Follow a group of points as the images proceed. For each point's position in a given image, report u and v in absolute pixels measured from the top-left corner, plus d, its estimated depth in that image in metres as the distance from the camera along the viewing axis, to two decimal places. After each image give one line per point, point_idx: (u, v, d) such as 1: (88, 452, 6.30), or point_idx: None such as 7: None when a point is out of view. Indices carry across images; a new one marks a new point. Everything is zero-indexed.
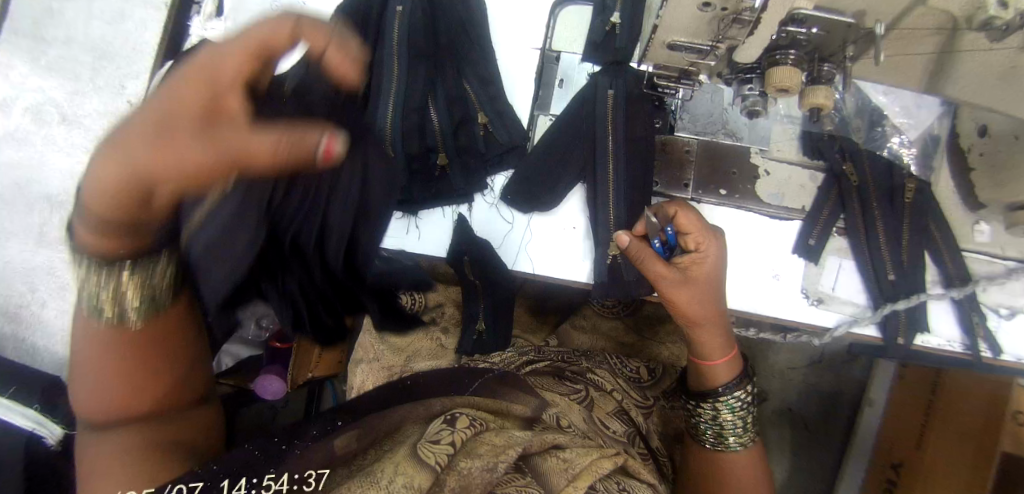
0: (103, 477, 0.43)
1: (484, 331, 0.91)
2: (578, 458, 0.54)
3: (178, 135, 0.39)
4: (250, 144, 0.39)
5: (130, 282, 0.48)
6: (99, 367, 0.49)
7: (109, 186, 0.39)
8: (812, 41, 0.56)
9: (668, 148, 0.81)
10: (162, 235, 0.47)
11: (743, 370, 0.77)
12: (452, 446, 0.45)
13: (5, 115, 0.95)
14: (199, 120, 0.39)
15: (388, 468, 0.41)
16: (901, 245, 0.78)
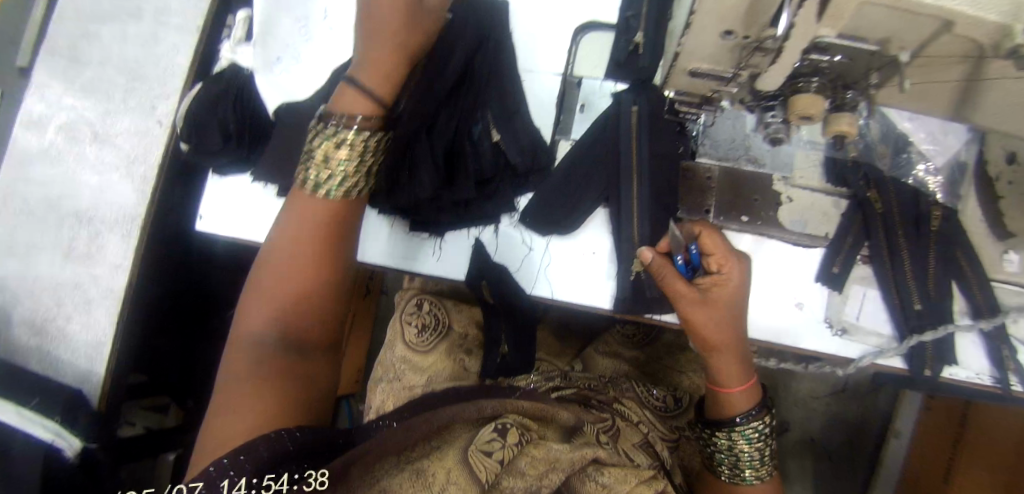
0: (242, 396, 0.53)
1: (507, 354, 0.88)
2: (617, 484, 0.60)
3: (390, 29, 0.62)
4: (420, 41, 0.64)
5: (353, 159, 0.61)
6: (293, 259, 0.59)
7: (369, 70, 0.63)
8: (833, 69, 0.55)
9: (688, 175, 0.81)
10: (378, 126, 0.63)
11: (761, 401, 0.75)
12: (500, 463, 0.54)
13: (40, 134, 0.98)
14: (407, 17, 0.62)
15: (440, 473, 0.51)
16: (927, 274, 0.77)
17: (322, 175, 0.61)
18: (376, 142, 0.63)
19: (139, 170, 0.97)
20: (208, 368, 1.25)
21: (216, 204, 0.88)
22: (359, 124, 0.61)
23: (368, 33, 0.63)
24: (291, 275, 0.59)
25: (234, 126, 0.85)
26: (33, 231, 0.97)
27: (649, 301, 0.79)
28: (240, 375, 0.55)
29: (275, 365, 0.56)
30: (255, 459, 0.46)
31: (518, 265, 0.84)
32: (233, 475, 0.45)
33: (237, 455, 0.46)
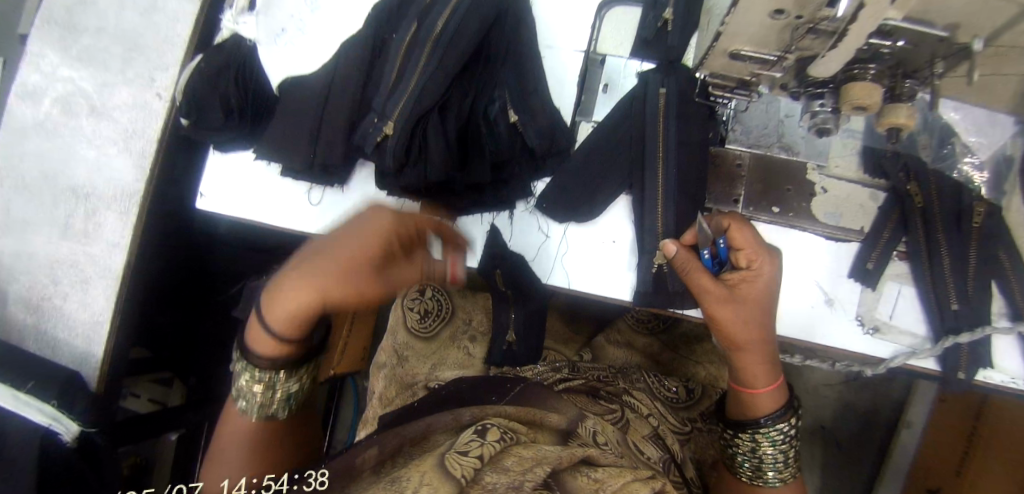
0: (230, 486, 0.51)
1: (515, 342, 0.87)
2: (611, 479, 0.50)
3: (348, 270, 0.52)
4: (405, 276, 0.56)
5: (282, 385, 0.57)
6: (236, 449, 0.55)
7: (298, 306, 0.51)
8: (894, 55, 0.51)
9: (718, 161, 0.76)
10: (309, 347, 0.57)
11: (787, 403, 0.72)
12: (479, 459, 0.47)
13: (34, 105, 0.93)
14: (376, 260, 0.53)
15: (413, 477, 0.45)
16: (967, 271, 0.72)
17: (254, 398, 0.56)
18: (301, 380, 0.58)
19: (137, 145, 0.92)
20: (208, 347, 1.24)
21: (218, 182, 0.85)
22: (273, 367, 0.55)
23: (299, 319, 0.52)
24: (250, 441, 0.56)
25: (235, 101, 0.78)
26: (29, 207, 0.93)
27: (671, 296, 0.75)
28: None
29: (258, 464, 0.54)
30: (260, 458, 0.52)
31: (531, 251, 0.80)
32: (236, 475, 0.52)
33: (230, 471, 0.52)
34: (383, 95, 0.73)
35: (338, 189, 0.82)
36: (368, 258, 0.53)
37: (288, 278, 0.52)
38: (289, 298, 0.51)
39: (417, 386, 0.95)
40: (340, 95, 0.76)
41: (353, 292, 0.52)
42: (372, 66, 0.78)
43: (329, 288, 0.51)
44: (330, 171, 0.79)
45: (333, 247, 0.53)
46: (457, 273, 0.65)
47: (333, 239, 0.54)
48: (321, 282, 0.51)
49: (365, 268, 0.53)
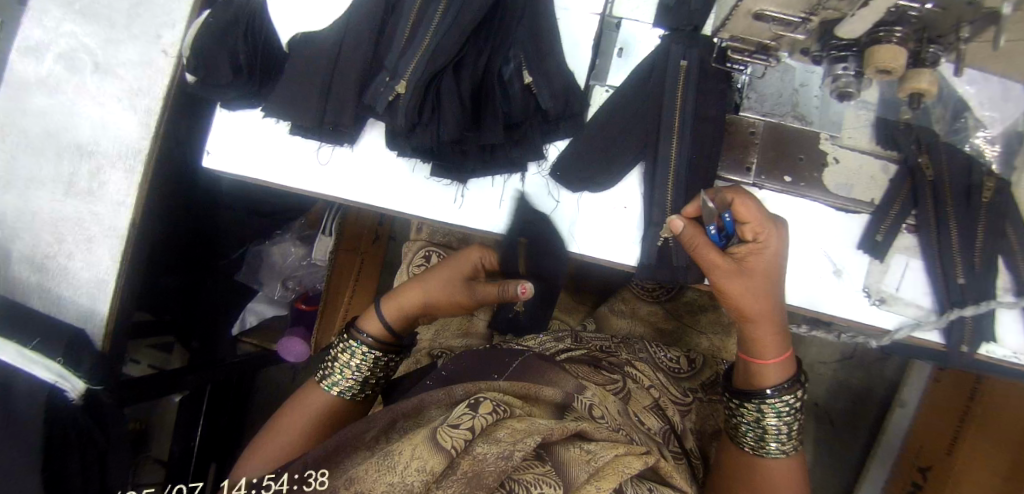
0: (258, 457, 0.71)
1: (521, 312, 0.91)
2: (603, 450, 0.60)
3: (444, 284, 0.80)
4: (479, 294, 0.79)
5: (359, 362, 0.78)
6: (286, 422, 0.75)
7: (390, 311, 0.79)
8: (922, 18, 0.51)
9: (731, 129, 0.76)
10: (403, 340, 0.80)
11: (795, 373, 0.74)
12: (470, 432, 0.54)
13: (36, 61, 0.91)
14: (461, 280, 0.80)
15: (406, 452, 0.52)
16: (974, 245, 0.72)
17: (338, 372, 0.78)
18: (375, 358, 0.78)
19: (142, 102, 0.90)
20: (212, 311, 1.34)
21: (225, 139, 0.84)
22: (367, 340, 0.77)
23: (393, 315, 0.79)
24: (287, 421, 0.75)
25: (245, 58, 0.77)
26: (32, 164, 0.92)
27: (677, 267, 0.76)
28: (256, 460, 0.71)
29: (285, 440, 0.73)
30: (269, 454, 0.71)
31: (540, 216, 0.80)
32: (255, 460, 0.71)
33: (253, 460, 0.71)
34: (396, 54, 0.72)
35: (348, 149, 0.82)
36: (457, 282, 0.80)
37: (390, 298, 0.81)
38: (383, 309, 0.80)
39: (421, 353, 0.95)
40: (352, 53, 0.75)
41: (444, 301, 0.80)
42: (384, 23, 0.76)
43: (418, 301, 0.80)
44: (340, 130, 0.79)
45: (445, 267, 0.82)
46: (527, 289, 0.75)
47: (432, 269, 0.83)
48: (406, 300, 0.80)
49: (453, 280, 0.80)
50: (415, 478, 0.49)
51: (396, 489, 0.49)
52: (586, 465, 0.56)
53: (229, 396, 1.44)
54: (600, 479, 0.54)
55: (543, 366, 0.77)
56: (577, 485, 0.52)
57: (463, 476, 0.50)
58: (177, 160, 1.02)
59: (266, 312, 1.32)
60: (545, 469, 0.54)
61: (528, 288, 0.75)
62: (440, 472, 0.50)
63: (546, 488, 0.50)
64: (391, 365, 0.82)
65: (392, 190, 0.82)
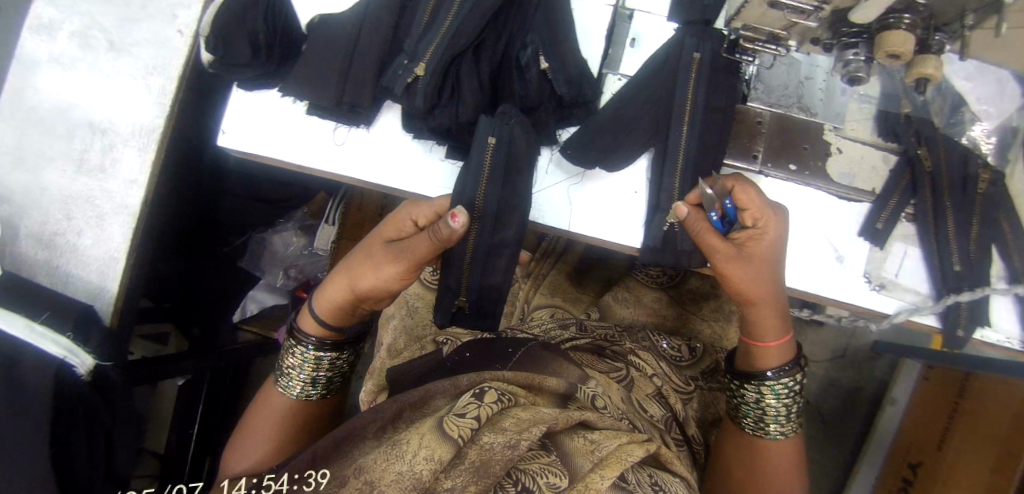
0: (237, 454, 0.74)
1: (464, 307, 0.77)
2: (607, 440, 0.57)
3: (368, 263, 0.72)
4: (404, 257, 0.69)
5: (313, 364, 0.77)
6: (261, 418, 0.77)
7: (324, 307, 0.75)
8: (929, 7, 0.55)
9: (740, 118, 0.79)
10: (351, 334, 0.78)
11: (795, 358, 0.76)
12: (476, 420, 0.54)
13: (49, 39, 0.91)
14: (387, 249, 0.72)
15: (414, 440, 0.51)
16: (970, 232, 0.75)
17: (296, 376, 0.78)
18: (328, 359, 0.77)
19: (157, 81, 0.91)
20: (213, 299, 1.30)
21: (241, 117, 0.85)
22: (313, 344, 0.76)
23: (328, 309, 0.75)
24: (264, 418, 0.77)
25: (264, 37, 0.78)
26: (42, 141, 0.92)
27: (683, 251, 0.77)
28: (234, 457, 0.74)
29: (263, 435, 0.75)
30: (247, 451, 0.73)
31: (483, 178, 0.71)
32: (232, 461, 0.73)
33: (232, 459, 0.73)
34: (415, 37, 0.74)
35: (363, 130, 0.84)
36: (380, 255, 0.72)
37: (320, 291, 0.77)
38: (318, 305, 0.76)
39: (427, 338, 0.96)
40: (372, 35, 0.77)
41: (369, 284, 0.72)
42: (404, 7, 0.78)
43: (345, 291, 0.74)
44: (357, 111, 0.81)
45: (373, 241, 0.75)
46: (460, 216, 0.66)
47: (360, 249, 0.76)
48: (335, 292, 0.74)
49: (379, 252, 0.72)
50: (423, 467, 0.48)
51: (405, 478, 0.48)
52: (591, 455, 0.53)
53: (225, 387, 1.42)
54: (603, 467, 0.52)
55: (547, 356, 0.75)
56: (583, 476, 0.50)
57: (472, 465, 0.49)
58: (185, 141, 1.03)
59: (266, 301, 1.31)
60: (550, 458, 0.52)
61: (459, 216, 0.66)
62: (448, 462, 0.49)
63: (554, 479, 0.49)
64: (350, 359, 0.81)
65: (404, 171, 0.83)
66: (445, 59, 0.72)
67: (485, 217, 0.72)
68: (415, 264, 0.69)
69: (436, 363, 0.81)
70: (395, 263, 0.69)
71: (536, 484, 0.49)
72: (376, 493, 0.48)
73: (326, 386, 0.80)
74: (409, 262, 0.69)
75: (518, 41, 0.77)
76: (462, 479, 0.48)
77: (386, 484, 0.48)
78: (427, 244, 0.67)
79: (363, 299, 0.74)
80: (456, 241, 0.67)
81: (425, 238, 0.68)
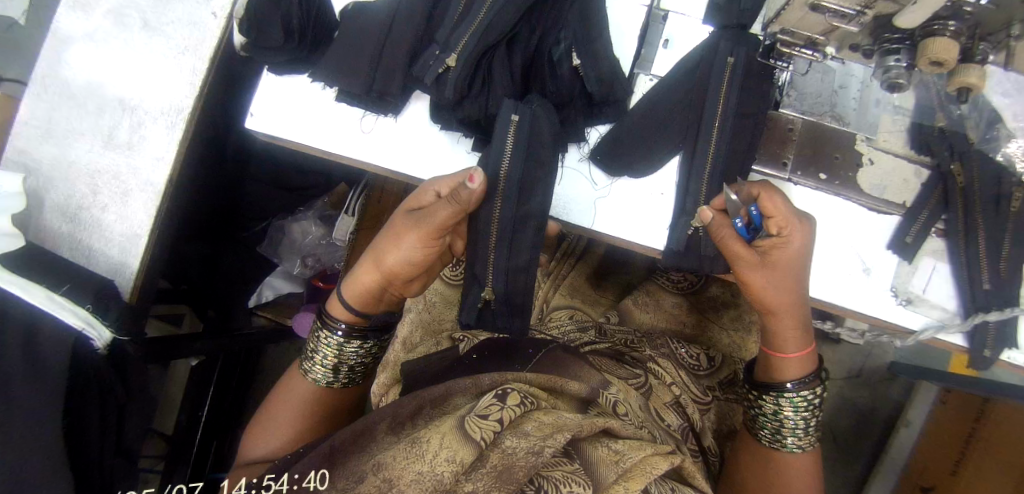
0: (259, 440, 0.75)
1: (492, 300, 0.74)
2: (631, 451, 0.56)
3: (394, 240, 0.72)
4: (427, 227, 0.69)
5: (337, 352, 0.77)
6: (284, 403, 0.78)
7: (351, 291, 0.74)
8: (974, 15, 0.56)
9: (771, 125, 0.78)
10: (378, 321, 0.77)
11: (816, 370, 0.75)
12: (499, 423, 0.53)
13: (85, 16, 0.93)
14: (409, 224, 0.71)
15: (436, 440, 0.51)
16: (1002, 252, 0.74)
17: (321, 363, 0.78)
18: (353, 346, 0.77)
19: (189, 62, 0.92)
20: (227, 284, 1.30)
21: (270, 103, 0.85)
22: (342, 330, 0.76)
23: (356, 293, 0.74)
24: (286, 404, 0.77)
25: (298, 21, 0.79)
26: (72, 115, 0.93)
27: (706, 257, 0.77)
28: (256, 442, 0.75)
29: (284, 422, 0.76)
30: (270, 439, 0.75)
31: (510, 154, 0.70)
32: (255, 448, 0.74)
33: (256, 445, 0.75)
34: (450, 28, 0.74)
35: (391, 119, 0.84)
36: (404, 230, 0.71)
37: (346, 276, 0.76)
38: (344, 291, 0.75)
39: (444, 335, 0.96)
40: (407, 23, 0.77)
41: (397, 261, 0.71)
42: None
43: (373, 272, 0.73)
44: (386, 99, 0.80)
45: (397, 218, 0.74)
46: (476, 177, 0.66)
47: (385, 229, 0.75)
48: (364, 275, 0.74)
49: (403, 226, 0.72)
50: (444, 470, 0.48)
51: (426, 479, 0.48)
52: (615, 466, 0.53)
53: (235, 375, 1.41)
54: (628, 479, 0.51)
55: (568, 358, 0.75)
56: (606, 487, 0.49)
57: (493, 469, 0.49)
58: (212, 123, 1.03)
59: (282, 288, 1.32)
60: (573, 467, 0.52)
61: (476, 177, 0.66)
62: (469, 464, 0.49)
63: (575, 488, 0.48)
64: (378, 347, 0.80)
65: (428, 162, 0.83)
66: (479, 50, 0.72)
67: (512, 210, 0.71)
68: (440, 232, 0.69)
69: (453, 360, 0.81)
70: (417, 232, 0.69)
71: (558, 490, 0.48)
72: (395, 490, 0.48)
73: (350, 374, 0.79)
74: (430, 230, 0.69)
75: (552, 36, 0.77)
76: (482, 483, 0.48)
77: (405, 483, 0.48)
78: (447, 210, 0.67)
79: (389, 278, 0.73)
80: (475, 202, 0.68)
81: (446, 203, 0.67)
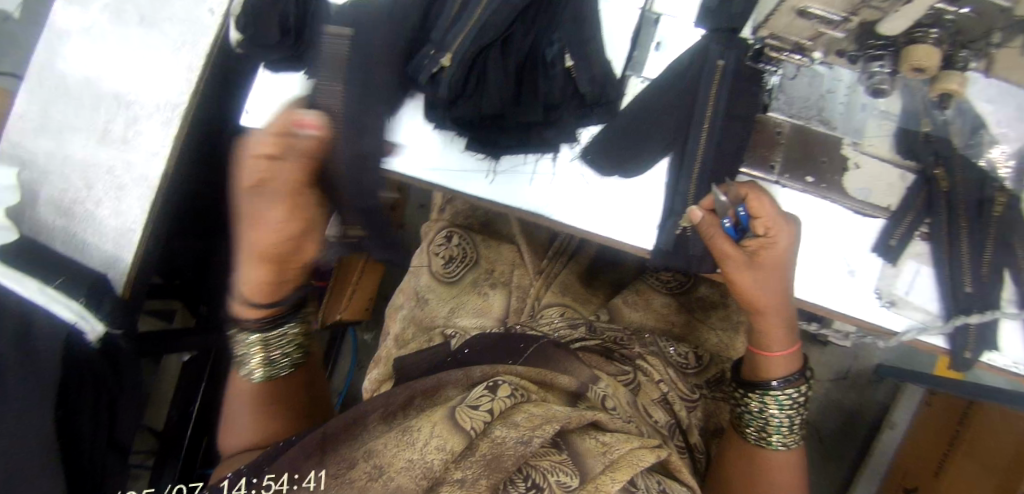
0: (235, 434, 0.75)
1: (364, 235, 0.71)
2: (619, 443, 0.57)
3: (260, 218, 0.67)
4: (279, 193, 0.65)
5: (264, 344, 0.76)
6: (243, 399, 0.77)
7: (253, 283, 0.72)
8: (956, 23, 0.58)
9: (759, 127, 0.79)
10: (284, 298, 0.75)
11: (801, 368, 0.76)
12: (489, 414, 0.55)
13: (82, 10, 0.93)
14: (263, 197, 0.66)
15: (426, 429, 0.52)
16: (983, 256, 0.75)
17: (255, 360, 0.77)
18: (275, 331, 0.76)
19: (185, 58, 0.92)
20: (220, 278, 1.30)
21: (264, 100, 0.85)
22: (256, 322, 0.75)
23: (250, 281, 0.72)
24: (246, 399, 0.77)
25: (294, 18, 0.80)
26: (67, 109, 0.93)
27: (692, 258, 0.79)
28: (230, 437, 0.76)
29: (253, 416, 0.76)
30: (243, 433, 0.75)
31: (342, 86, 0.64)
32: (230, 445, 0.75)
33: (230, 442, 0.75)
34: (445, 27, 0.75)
35: (386, 117, 0.84)
36: (264, 206, 0.67)
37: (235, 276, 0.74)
38: (243, 286, 0.73)
39: (435, 331, 0.98)
40: (402, 22, 0.77)
41: (269, 239, 0.68)
42: None
43: (254, 257, 0.70)
44: (381, 98, 0.81)
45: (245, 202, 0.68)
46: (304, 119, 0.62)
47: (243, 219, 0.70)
48: (250, 265, 0.71)
49: (265, 203, 0.67)
50: (434, 457, 0.49)
51: (417, 466, 0.49)
52: (602, 457, 0.54)
53: None
54: (615, 470, 0.51)
55: (558, 354, 0.75)
56: (593, 477, 0.50)
57: (483, 457, 0.49)
58: (206, 119, 1.04)
59: None
60: (561, 457, 0.53)
61: (306, 121, 0.62)
62: (459, 453, 0.51)
63: (564, 477, 0.50)
64: (302, 326, 0.79)
65: (419, 159, 0.84)
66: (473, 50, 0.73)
67: None
68: (298, 189, 0.65)
69: (444, 354, 0.82)
70: (275, 203, 0.66)
71: (547, 479, 0.49)
72: (386, 477, 0.49)
73: (287, 358, 0.79)
74: (286, 196, 0.66)
75: (544, 37, 0.78)
76: (472, 472, 0.48)
77: (396, 470, 0.49)
78: (296, 163, 0.63)
79: (267, 257, 0.70)
80: (317, 149, 0.63)
81: (286, 159, 0.64)
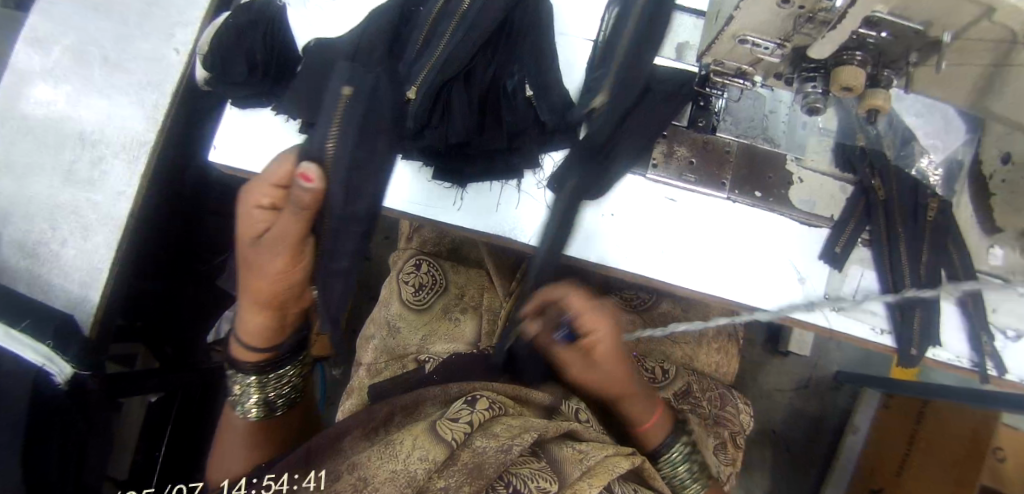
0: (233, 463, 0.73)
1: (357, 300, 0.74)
2: (595, 451, 0.59)
3: (259, 279, 0.69)
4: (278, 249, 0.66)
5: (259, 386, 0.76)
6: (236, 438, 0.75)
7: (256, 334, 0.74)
8: (878, 45, 0.64)
9: (710, 146, 0.85)
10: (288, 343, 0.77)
11: (674, 428, 0.77)
12: (469, 425, 0.57)
13: (44, 54, 0.93)
14: (260, 254, 0.67)
15: (408, 442, 0.53)
16: (921, 259, 0.80)
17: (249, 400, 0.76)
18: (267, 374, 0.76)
19: (150, 97, 0.94)
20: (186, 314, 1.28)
21: (232, 136, 0.87)
22: (253, 368, 0.75)
23: (261, 327, 0.73)
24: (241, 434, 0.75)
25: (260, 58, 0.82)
26: (29, 150, 0.93)
27: None
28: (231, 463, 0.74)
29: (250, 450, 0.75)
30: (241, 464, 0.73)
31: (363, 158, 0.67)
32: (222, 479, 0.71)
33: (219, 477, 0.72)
34: (409, 63, 0.79)
35: None
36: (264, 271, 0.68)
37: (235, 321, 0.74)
38: (246, 331, 0.74)
39: (409, 357, 0.99)
40: None
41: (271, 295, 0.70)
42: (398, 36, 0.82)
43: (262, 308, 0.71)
44: None
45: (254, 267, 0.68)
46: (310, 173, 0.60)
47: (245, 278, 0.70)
48: (258, 317, 0.72)
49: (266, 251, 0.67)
50: (418, 467, 0.51)
51: (400, 476, 0.50)
52: (579, 463, 0.55)
53: None
54: (592, 476, 0.53)
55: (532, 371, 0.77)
56: (571, 482, 0.52)
57: (465, 466, 0.52)
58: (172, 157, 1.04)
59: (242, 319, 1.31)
60: (540, 464, 0.55)
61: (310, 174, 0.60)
62: (441, 462, 0.52)
63: (543, 483, 0.51)
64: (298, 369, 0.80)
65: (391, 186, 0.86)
66: (437, 84, 0.77)
67: None
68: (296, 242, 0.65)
69: (417, 380, 0.84)
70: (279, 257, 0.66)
71: (527, 485, 0.51)
72: (371, 488, 0.50)
73: (282, 392, 0.78)
74: (290, 252, 0.67)
75: (504, 71, 0.82)
76: (455, 480, 0.50)
77: (380, 481, 0.50)
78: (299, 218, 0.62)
79: (281, 306, 0.72)
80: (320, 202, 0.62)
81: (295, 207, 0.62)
